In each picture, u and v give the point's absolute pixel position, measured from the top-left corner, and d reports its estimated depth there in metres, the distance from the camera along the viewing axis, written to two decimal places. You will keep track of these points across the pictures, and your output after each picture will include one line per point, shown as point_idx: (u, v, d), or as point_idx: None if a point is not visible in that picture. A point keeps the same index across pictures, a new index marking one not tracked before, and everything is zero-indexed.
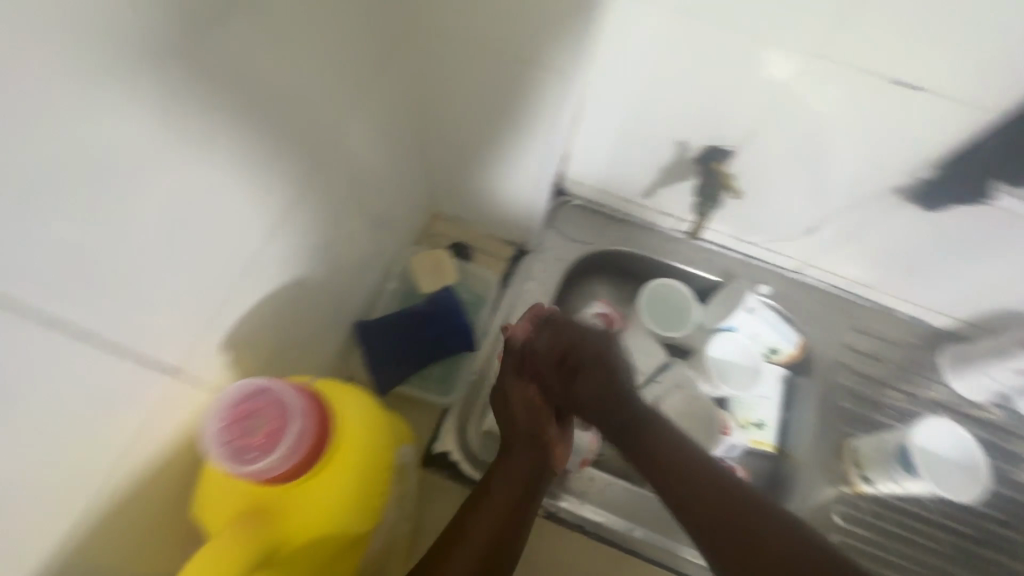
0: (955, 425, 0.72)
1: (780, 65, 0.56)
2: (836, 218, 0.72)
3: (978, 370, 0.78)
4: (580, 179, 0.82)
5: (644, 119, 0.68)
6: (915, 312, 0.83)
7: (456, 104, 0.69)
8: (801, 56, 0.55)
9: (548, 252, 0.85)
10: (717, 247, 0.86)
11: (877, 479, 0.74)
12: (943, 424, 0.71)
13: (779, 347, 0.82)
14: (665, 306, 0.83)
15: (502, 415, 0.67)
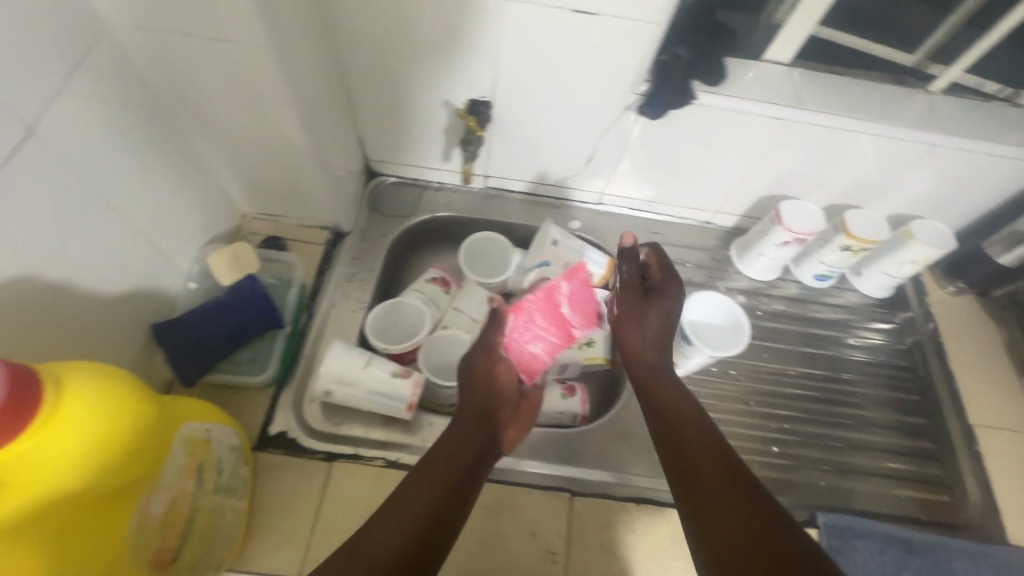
0: (726, 297, 0.80)
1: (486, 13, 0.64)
2: (597, 151, 0.84)
3: (758, 252, 0.89)
4: (383, 157, 0.90)
5: (413, 86, 0.75)
6: (699, 218, 0.96)
7: (229, 112, 0.65)
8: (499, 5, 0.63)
9: (370, 229, 0.89)
10: (524, 196, 0.96)
11: (675, 357, 0.80)
12: (713, 296, 0.80)
13: (592, 273, 0.87)
14: (486, 257, 0.92)
15: (322, 382, 0.68)
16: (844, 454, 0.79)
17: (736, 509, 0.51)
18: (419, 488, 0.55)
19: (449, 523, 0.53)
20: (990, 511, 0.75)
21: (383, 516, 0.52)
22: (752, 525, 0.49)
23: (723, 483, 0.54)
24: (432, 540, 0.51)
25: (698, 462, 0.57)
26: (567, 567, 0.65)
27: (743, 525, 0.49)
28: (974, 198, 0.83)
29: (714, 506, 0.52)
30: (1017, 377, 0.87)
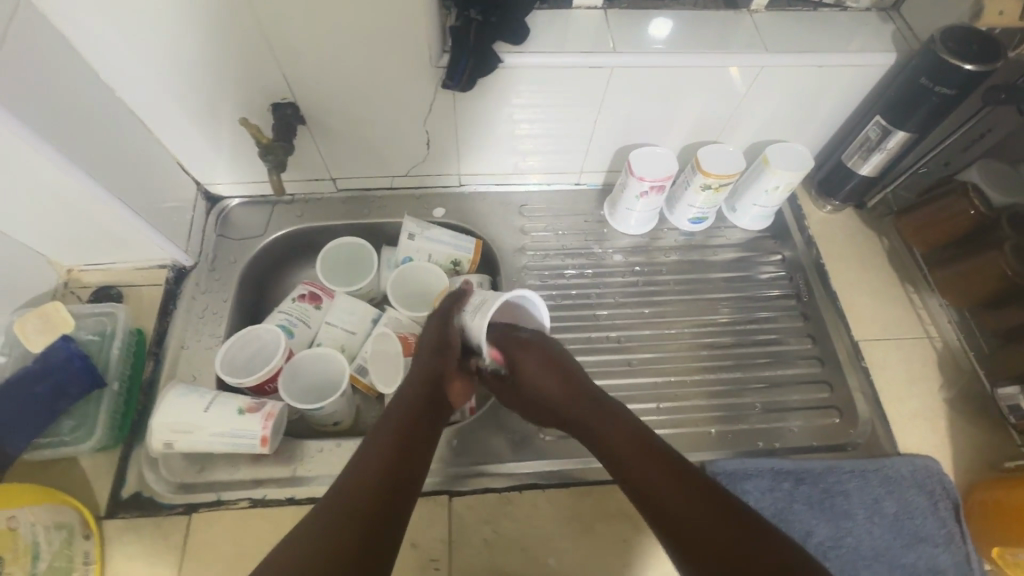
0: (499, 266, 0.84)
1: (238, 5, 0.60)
2: (433, 132, 0.80)
3: (624, 207, 0.86)
4: (218, 180, 0.84)
5: (212, 96, 0.71)
6: (567, 181, 0.93)
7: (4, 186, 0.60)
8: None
9: (217, 256, 0.84)
10: (382, 191, 0.91)
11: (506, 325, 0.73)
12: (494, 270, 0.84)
13: (460, 259, 0.84)
14: (350, 263, 0.88)
15: (164, 432, 0.63)
16: (733, 395, 0.78)
17: (657, 459, 0.55)
18: (361, 476, 0.52)
19: (393, 515, 0.50)
20: (878, 425, 0.75)
21: (320, 517, 0.48)
22: (672, 469, 0.53)
23: (627, 437, 0.57)
24: (374, 532, 0.48)
25: (599, 433, 0.60)
26: (449, 572, 0.63)
27: (665, 475, 0.53)
28: (825, 113, 0.81)
29: (638, 450, 0.56)
30: (900, 285, 0.86)
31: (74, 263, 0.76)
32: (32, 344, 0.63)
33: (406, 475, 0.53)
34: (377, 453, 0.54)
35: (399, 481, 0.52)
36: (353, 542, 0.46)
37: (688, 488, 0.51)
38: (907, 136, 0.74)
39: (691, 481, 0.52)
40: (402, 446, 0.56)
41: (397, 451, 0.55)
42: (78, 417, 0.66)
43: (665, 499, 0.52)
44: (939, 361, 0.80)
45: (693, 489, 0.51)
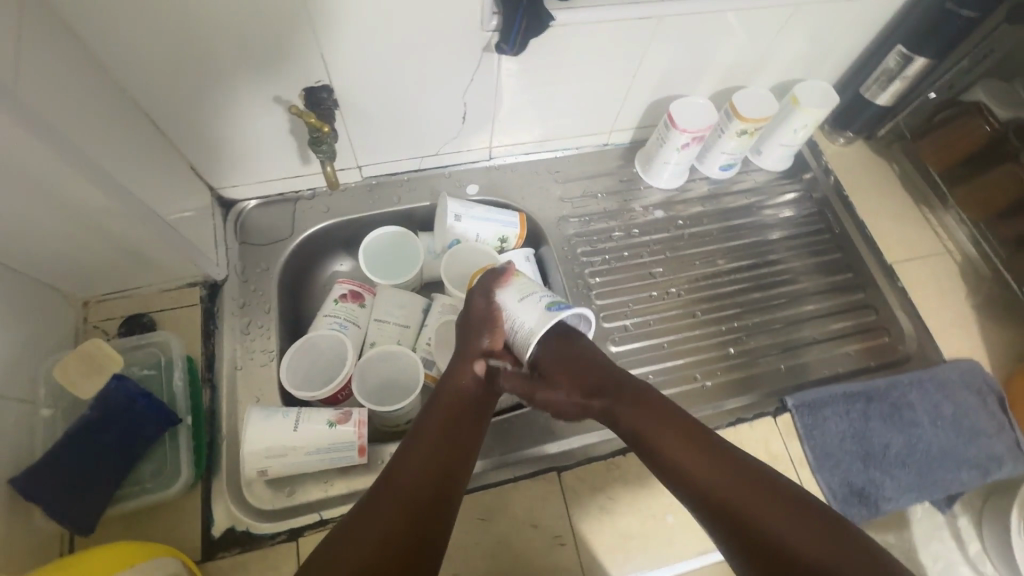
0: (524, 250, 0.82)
1: None
2: (470, 104, 0.76)
3: (661, 161, 0.86)
4: (233, 181, 0.76)
5: (235, 87, 0.63)
6: (595, 142, 0.91)
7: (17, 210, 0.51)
8: None
9: (247, 266, 0.76)
10: (409, 174, 0.85)
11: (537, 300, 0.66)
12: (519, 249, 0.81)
13: (507, 236, 0.81)
14: (392, 255, 0.83)
15: (254, 459, 0.59)
16: (788, 332, 0.82)
17: (708, 450, 0.56)
18: (405, 481, 0.54)
19: (440, 501, 0.54)
20: (922, 338, 0.81)
21: (369, 512, 0.52)
22: (723, 461, 0.55)
23: (678, 427, 0.58)
24: (424, 521, 0.52)
25: (647, 419, 0.60)
26: (577, 544, 0.64)
27: (715, 465, 0.55)
28: (845, 47, 0.83)
29: (691, 439, 0.57)
30: (916, 206, 0.92)
31: (91, 293, 0.68)
32: (83, 390, 0.57)
33: (452, 463, 0.56)
34: (424, 444, 0.57)
35: (446, 471, 0.56)
36: (404, 533, 0.50)
37: (744, 481, 0.53)
38: (927, 62, 0.78)
39: (746, 473, 0.54)
40: (449, 435, 0.58)
41: (440, 440, 0.58)
42: (157, 459, 0.60)
43: (718, 488, 0.53)
44: (961, 271, 0.87)
45: (746, 480, 0.53)
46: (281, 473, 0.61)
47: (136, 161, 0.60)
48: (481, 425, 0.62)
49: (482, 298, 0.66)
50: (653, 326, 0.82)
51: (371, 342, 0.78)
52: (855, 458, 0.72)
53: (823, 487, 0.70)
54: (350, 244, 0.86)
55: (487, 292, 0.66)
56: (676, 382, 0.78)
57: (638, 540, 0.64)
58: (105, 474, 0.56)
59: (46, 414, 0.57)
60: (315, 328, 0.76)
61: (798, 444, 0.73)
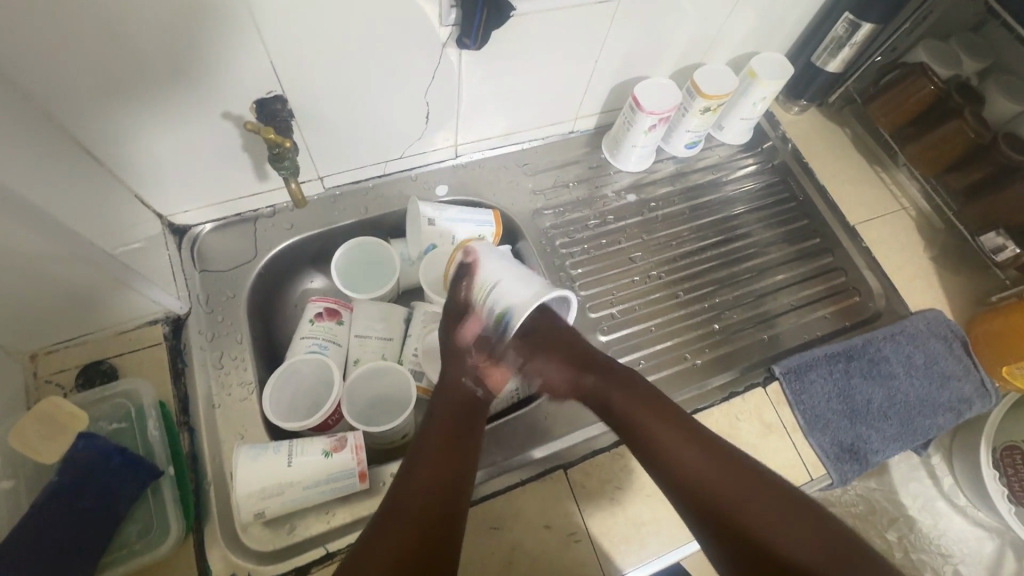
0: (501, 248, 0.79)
1: None
2: (432, 103, 0.73)
3: (629, 145, 0.85)
4: (184, 208, 0.71)
5: (179, 107, 0.58)
6: (561, 130, 0.90)
7: None
8: None
9: (211, 296, 0.71)
10: (374, 180, 0.82)
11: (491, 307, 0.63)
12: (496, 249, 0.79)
13: (485, 235, 0.78)
14: (366, 266, 0.80)
15: (249, 501, 0.56)
16: (766, 302, 0.85)
17: (704, 449, 0.57)
18: (420, 495, 0.53)
19: (449, 515, 0.52)
20: (889, 293, 0.85)
21: (379, 536, 0.50)
22: (719, 458, 0.56)
23: (673, 428, 0.58)
24: (436, 536, 0.50)
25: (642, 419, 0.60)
26: (592, 538, 0.64)
27: (710, 462, 0.56)
28: (794, 17, 0.85)
29: (686, 436, 0.58)
30: (871, 167, 0.96)
31: (39, 346, 0.62)
32: (46, 455, 0.52)
33: (455, 476, 0.55)
34: (424, 462, 0.56)
35: (450, 484, 0.54)
36: (418, 549, 0.49)
37: (736, 477, 0.54)
38: (872, 28, 0.80)
39: (738, 468, 0.55)
40: (447, 449, 0.57)
41: (441, 455, 0.57)
42: (143, 518, 0.56)
43: (710, 484, 0.54)
44: (917, 225, 0.92)
45: (737, 476, 0.55)
46: (280, 512, 0.58)
47: (75, 198, 0.54)
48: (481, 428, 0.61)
49: (461, 296, 0.66)
50: (638, 310, 0.82)
51: (355, 361, 0.74)
52: (843, 417, 0.74)
53: (815, 448, 0.73)
54: (319, 259, 0.82)
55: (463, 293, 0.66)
56: (667, 364, 0.78)
57: (651, 525, 0.65)
58: (86, 540, 0.51)
59: (7, 487, 0.52)
60: (292, 352, 0.72)
61: (789, 410, 0.75)
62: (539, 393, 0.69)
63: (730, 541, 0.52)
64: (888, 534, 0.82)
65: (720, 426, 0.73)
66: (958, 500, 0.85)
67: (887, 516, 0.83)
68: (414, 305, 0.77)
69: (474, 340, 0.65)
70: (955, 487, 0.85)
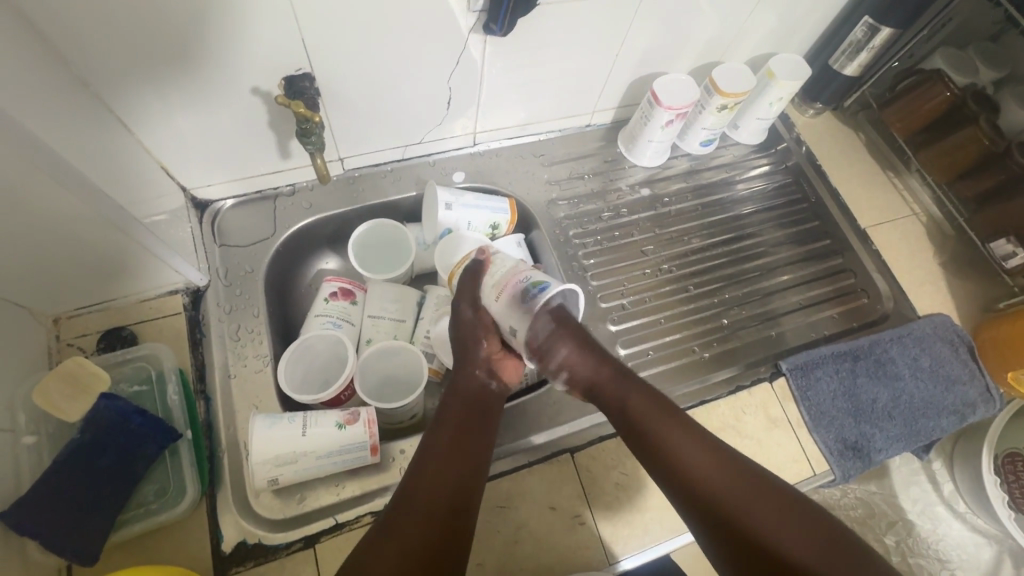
0: (514, 235, 0.81)
1: None
2: (454, 89, 0.74)
3: (645, 139, 0.86)
4: (207, 182, 0.72)
5: (209, 78, 0.59)
6: (578, 123, 0.91)
7: None
8: None
9: (229, 269, 0.73)
10: (393, 164, 0.83)
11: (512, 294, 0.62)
12: (509, 236, 0.80)
13: (498, 223, 0.79)
14: (382, 249, 0.81)
15: (263, 469, 0.57)
16: (774, 301, 0.86)
17: (706, 455, 0.56)
18: (435, 482, 0.53)
19: (459, 509, 0.52)
20: (897, 296, 0.86)
21: (394, 516, 0.50)
22: (715, 459, 0.55)
23: (678, 431, 0.58)
24: (447, 530, 0.50)
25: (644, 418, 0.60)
26: (595, 522, 0.64)
27: (709, 464, 0.55)
28: (814, 20, 0.86)
29: (689, 441, 0.57)
30: (884, 172, 0.97)
31: (63, 309, 0.63)
32: (71, 412, 0.54)
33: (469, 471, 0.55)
34: (437, 455, 0.55)
35: (463, 480, 0.54)
36: (427, 544, 0.48)
37: (731, 479, 0.54)
38: (892, 32, 0.81)
39: (734, 471, 0.55)
40: (463, 445, 0.57)
41: (455, 449, 0.56)
42: (160, 479, 0.58)
43: (704, 483, 0.54)
44: (927, 231, 0.92)
45: (731, 477, 0.54)
46: (292, 481, 0.59)
47: (107, 163, 0.55)
48: (492, 427, 0.61)
49: (468, 306, 0.64)
50: (648, 303, 0.83)
51: (367, 340, 0.75)
52: (848, 414, 0.75)
53: (819, 444, 0.73)
54: (335, 240, 0.83)
55: (472, 298, 0.64)
56: (673, 357, 0.79)
57: (654, 513, 0.65)
58: (104, 497, 0.53)
59: (29, 442, 0.53)
60: (306, 330, 0.73)
61: (794, 406, 0.76)
62: (556, 385, 0.65)
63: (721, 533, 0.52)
64: (887, 538, 0.83)
65: (725, 419, 0.74)
66: (958, 505, 0.85)
67: (887, 519, 0.84)
68: (427, 288, 0.77)
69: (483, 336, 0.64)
70: (955, 492, 0.85)
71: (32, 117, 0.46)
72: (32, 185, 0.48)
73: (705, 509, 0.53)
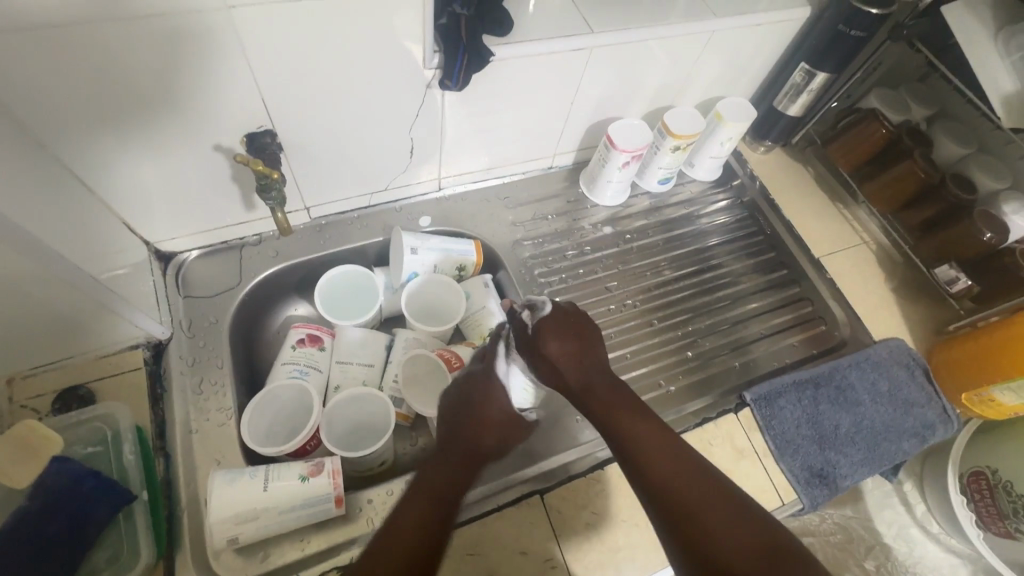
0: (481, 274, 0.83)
1: (199, 19, 0.51)
2: (416, 139, 0.76)
3: (604, 180, 0.90)
4: (170, 235, 0.72)
5: (171, 135, 0.60)
6: (541, 166, 0.94)
7: None
8: (218, 15, 0.51)
9: (193, 321, 0.72)
10: (360, 211, 0.85)
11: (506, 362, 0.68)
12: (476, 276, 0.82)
13: (465, 264, 0.81)
14: (350, 294, 0.81)
15: (223, 528, 0.56)
16: (738, 330, 0.88)
17: (677, 459, 0.54)
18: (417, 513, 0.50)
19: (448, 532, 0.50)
20: (853, 322, 0.89)
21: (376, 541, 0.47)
22: (685, 464, 0.53)
23: (651, 435, 0.56)
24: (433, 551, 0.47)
25: (616, 417, 0.58)
26: (567, 564, 0.64)
27: (678, 469, 0.53)
28: (756, 66, 0.92)
29: (658, 438, 0.56)
30: (833, 203, 1.01)
31: (18, 369, 0.62)
32: (21, 479, 0.52)
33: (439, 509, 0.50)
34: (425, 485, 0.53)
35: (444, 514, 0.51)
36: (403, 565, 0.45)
37: (698, 486, 0.51)
38: (827, 76, 0.87)
39: (703, 480, 0.52)
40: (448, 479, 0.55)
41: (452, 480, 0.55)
42: (114, 544, 0.56)
43: (673, 487, 0.52)
44: (878, 259, 0.96)
45: (699, 486, 0.52)
46: (254, 539, 0.58)
47: (63, 220, 0.55)
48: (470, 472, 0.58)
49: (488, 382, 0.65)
50: (615, 338, 0.84)
51: (335, 387, 0.74)
52: (813, 442, 0.77)
53: (786, 472, 0.74)
54: (303, 286, 0.84)
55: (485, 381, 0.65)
56: (641, 391, 0.80)
57: (625, 552, 0.65)
58: (54, 565, 0.51)
59: None
60: (273, 379, 0.72)
61: (760, 435, 0.77)
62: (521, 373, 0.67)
63: (684, 535, 0.49)
64: (865, 562, 0.83)
65: None
66: (930, 526, 0.86)
67: (863, 543, 0.84)
68: (395, 331, 0.78)
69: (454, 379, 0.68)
70: (927, 514, 0.86)
71: None
72: None
73: (672, 512, 0.51)
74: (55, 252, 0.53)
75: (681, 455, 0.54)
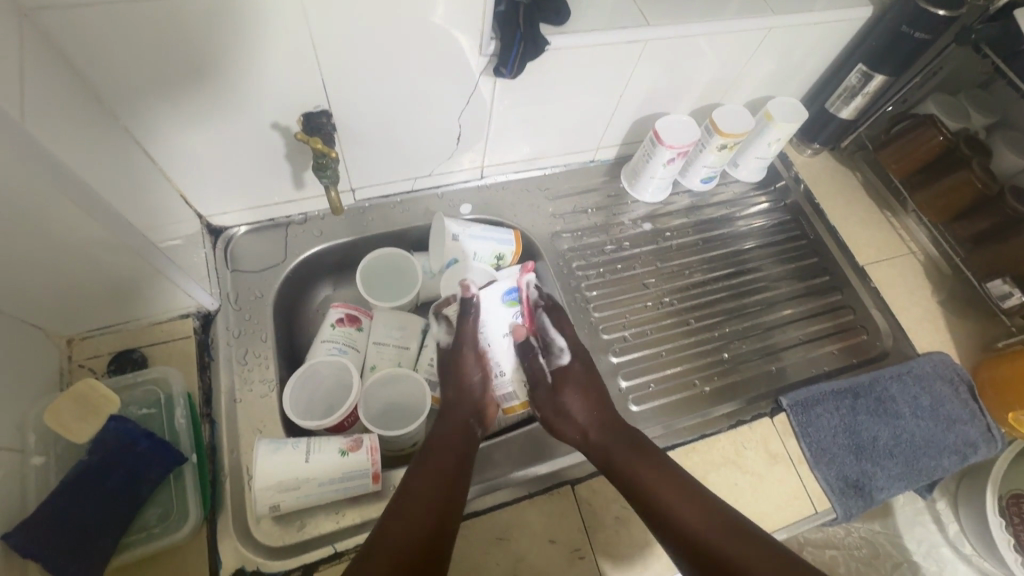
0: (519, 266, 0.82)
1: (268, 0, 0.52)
2: (463, 127, 0.77)
3: (647, 176, 0.89)
4: (221, 210, 0.74)
5: (231, 111, 0.62)
6: (582, 159, 0.94)
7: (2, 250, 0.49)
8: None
9: (239, 294, 0.74)
10: (403, 196, 0.85)
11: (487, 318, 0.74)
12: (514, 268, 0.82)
13: (504, 253, 0.81)
14: (389, 277, 0.83)
15: (266, 495, 0.58)
16: (774, 335, 0.87)
17: (697, 501, 0.57)
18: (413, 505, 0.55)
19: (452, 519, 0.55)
20: (895, 333, 0.87)
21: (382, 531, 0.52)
22: (703, 506, 0.56)
23: (669, 479, 0.60)
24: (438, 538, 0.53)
25: (632, 465, 0.62)
26: (595, 556, 0.64)
27: (700, 512, 0.56)
28: (809, 66, 0.90)
29: (678, 484, 0.59)
30: (880, 211, 0.99)
31: (78, 330, 0.65)
32: (78, 436, 0.54)
33: (446, 494, 0.57)
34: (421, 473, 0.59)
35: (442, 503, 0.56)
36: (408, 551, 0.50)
37: (721, 525, 0.54)
38: (884, 80, 0.85)
39: (725, 519, 0.55)
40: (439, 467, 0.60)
41: (452, 470, 0.60)
42: (163, 502, 0.58)
43: (694, 526, 0.55)
44: (926, 271, 0.94)
45: (723, 525, 0.54)
46: (294, 508, 0.59)
47: (129, 188, 0.58)
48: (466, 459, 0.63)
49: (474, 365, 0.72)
50: (649, 336, 0.84)
51: (371, 366, 0.76)
52: (849, 452, 0.75)
53: (821, 482, 0.73)
54: (343, 267, 0.85)
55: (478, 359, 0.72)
56: (675, 390, 0.80)
57: (654, 549, 0.65)
58: (109, 518, 0.53)
59: (38, 462, 0.54)
60: (313, 355, 0.74)
61: (795, 442, 0.76)
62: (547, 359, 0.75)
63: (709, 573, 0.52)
64: None
65: (727, 455, 0.74)
66: (964, 546, 0.84)
67: (891, 559, 0.82)
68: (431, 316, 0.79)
69: (473, 364, 0.72)
70: (961, 534, 0.84)
71: (63, 144, 0.48)
72: (61, 216, 0.50)
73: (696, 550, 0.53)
74: (124, 219, 0.55)
75: (703, 498, 0.57)
